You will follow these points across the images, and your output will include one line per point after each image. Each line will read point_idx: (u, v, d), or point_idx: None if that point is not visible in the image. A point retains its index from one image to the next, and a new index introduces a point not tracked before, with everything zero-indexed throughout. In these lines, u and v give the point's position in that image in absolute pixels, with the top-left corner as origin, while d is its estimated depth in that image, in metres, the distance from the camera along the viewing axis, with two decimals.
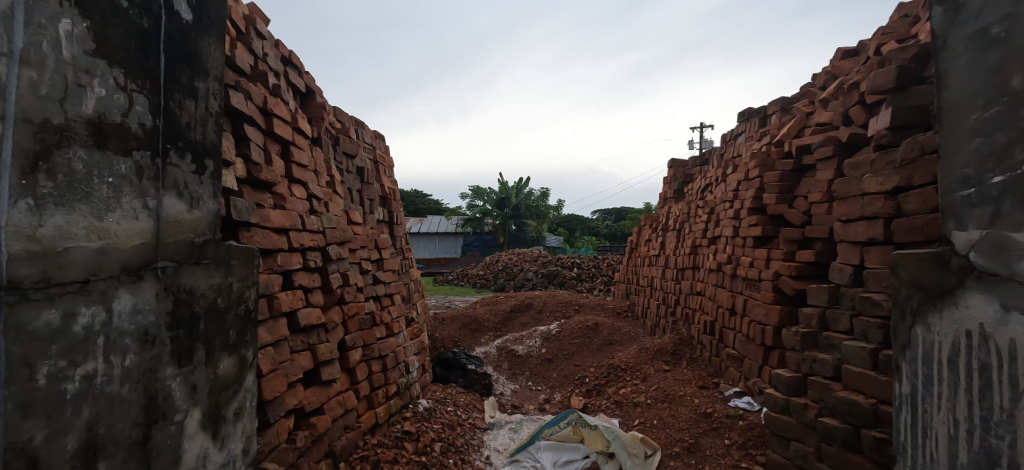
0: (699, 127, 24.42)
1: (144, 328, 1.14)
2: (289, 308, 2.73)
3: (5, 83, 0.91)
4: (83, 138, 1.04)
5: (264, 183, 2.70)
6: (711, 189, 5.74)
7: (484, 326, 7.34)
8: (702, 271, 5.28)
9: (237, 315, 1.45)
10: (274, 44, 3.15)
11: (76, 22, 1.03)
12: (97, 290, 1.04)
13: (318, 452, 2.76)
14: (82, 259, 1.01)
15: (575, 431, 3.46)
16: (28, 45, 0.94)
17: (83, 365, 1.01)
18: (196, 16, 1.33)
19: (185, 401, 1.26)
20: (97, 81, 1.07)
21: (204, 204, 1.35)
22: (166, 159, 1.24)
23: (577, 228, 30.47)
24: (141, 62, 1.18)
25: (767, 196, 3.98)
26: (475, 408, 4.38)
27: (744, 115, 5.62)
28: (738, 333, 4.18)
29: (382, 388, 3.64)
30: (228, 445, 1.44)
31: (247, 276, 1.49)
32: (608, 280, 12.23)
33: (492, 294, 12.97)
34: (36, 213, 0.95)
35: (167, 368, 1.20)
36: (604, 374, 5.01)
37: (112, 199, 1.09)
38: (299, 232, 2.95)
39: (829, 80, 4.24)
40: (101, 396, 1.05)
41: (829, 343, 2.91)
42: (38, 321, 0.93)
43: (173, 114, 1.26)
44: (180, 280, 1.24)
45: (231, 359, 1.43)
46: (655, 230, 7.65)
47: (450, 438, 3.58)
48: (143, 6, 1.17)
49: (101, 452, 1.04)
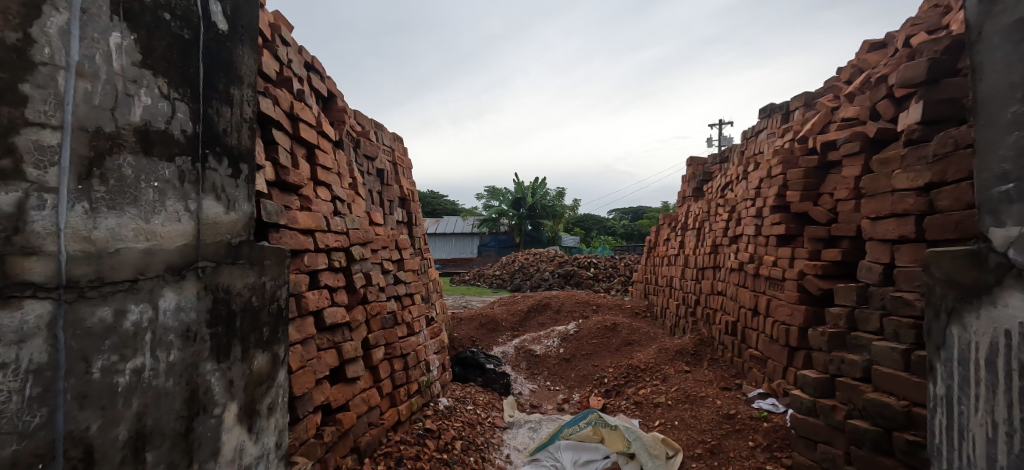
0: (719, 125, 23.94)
1: (186, 325, 1.19)
2: (315, 307, 2.79)
3: (62, 93, 0.97)
4: (131, 144, 1.09)
5: (291, 186, 2.78)
6: (732, 187, 5.66)
7: (502, 325, 7.37)
8: (723, 271, 5.21)
9: (270, 313, 1.50)
10: (298, 51, 3.24)
11: (125, 35, 1.08)
12: (145, 289, 1.09)
13: (344, 448, 2.83)
14: (131, 260, 1.07)
15: (595, 431, 3.46)
16: (83, 58, 1.00)
17: (133, 360, 1.06)
18: (231, 26, 1.39)
19: (224, 395, 1.32)
20: (144, 90, 1.12)
21: (240, 206, 1.40)
22: (205, 164, 1.29)
23: (594, 228, 30.30)
24: (182, 72, 1.23)
25: (790, 194, 3.91)
26: (494, 407, 4.41)
27: (766, 111, 5.52)
28: (761, 334, 4.11)
29: (405, 386, 3.70)
30: (262, 439, 1.49)
31: (279, 276, 1.54)
32: (625, 280, 12.16)
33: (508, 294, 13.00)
34: (91, 216, 1.01)
35: (207, 364, 1.26)
36: (623, 374, 4.99)
37: (157, 202, 1.14)
38: (325, 233, 3.03)
39: (855, 74, 4.14)
40: (149, 389, 1.10)
41: (858, 343, 2.85)
42: (93, 318, 0.99)
43: (211, 121, 1.31)
44: (218, 279, 1.29)
45: (265, 356, 1.48)
46: (673, 230, 7.57)
47: (470, 437, 3.62)
48: (184, 18, 1.23)
49: (148, 442, 1.10)
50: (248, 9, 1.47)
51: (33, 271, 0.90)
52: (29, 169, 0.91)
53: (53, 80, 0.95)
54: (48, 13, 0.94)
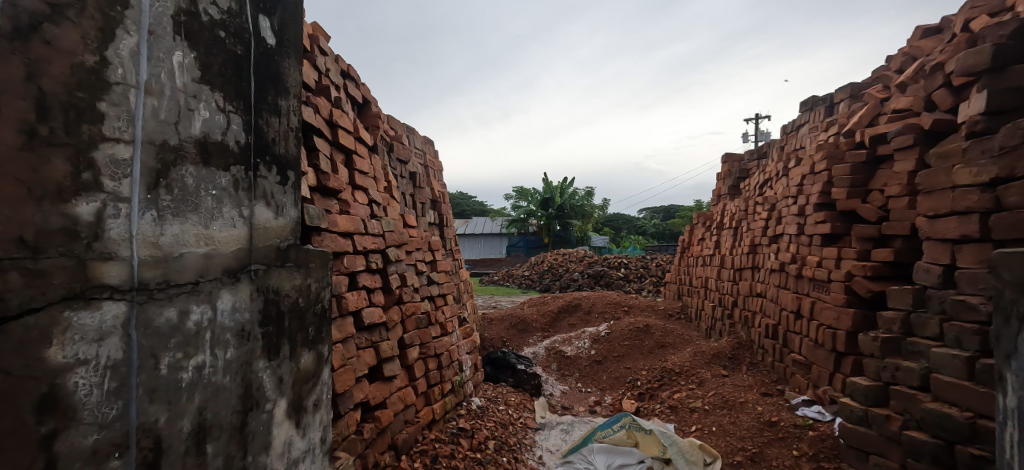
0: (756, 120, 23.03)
1: (241, 325, 1.26)
2: (354, 307, 2.88)
3: (132, 109, 1.03)
4: (192, 156, 1.15)
5: (331, 191, 2.87)
6: (771, 184, 5.47)
7: (532, 326, 7.38)
8: (762, 271, 5.04)
9: (315, 313, 1.58)
10: (335, 60, 3.35)
11: (186, 54, 1.15)
12: (205, 291, 1.16)
13: (382, 444, 2.90)
14: (193, 263, 1.13)
15: (629, 435, 3.39)
16: (150, 76, 1.06)
17: (195, 357, 1.13)
18: (278, 40, 1.47)
19: (274, 391, 1.39)
20: (202, 104, 1.19)
21: (287, 212, 1.47)
22: (257, 172, 1.37)
23: (625, 228, 29.84)
24: (236, 85, 1.30)
25: (836, 191, 3.74)
26: (526, 407, 4.42)
27: (808, 104, 5.31)
28: (805, 338, 3.95)
29: (438, 385, 3.76)
30: (309, 434, 1.56)
31: (323, 277, 1.62)
32: (657, 281, 11.94)
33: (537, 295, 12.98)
34: (159, 223, 1.06)
35: (259, 361, 1.33)
36: (657, 377, 4.89)
37: (215, 209, 1.21)
38: (362, 235, 3.12)
39: (907, 61, 3.93)
40: (208, 385, 1.16)
41: (915, 349, 2.72)
42: (161, 318, 1.05)
43: (262, 131, 1.39)
44: (269, 281, 1.36)
45: (310, 354, 1.55)
46: (708, 229, 7.38)
47: (503, 437, 3.64)
48: (237, 35, 1.30)
49: (209, 435, 1.16)
50: (294, 25, 1.55)
51: (110, 275, 0.96)
52: (106, 181, 0.97)
53: (125, 98, 1.01)
54: (121, 36, 1.00)
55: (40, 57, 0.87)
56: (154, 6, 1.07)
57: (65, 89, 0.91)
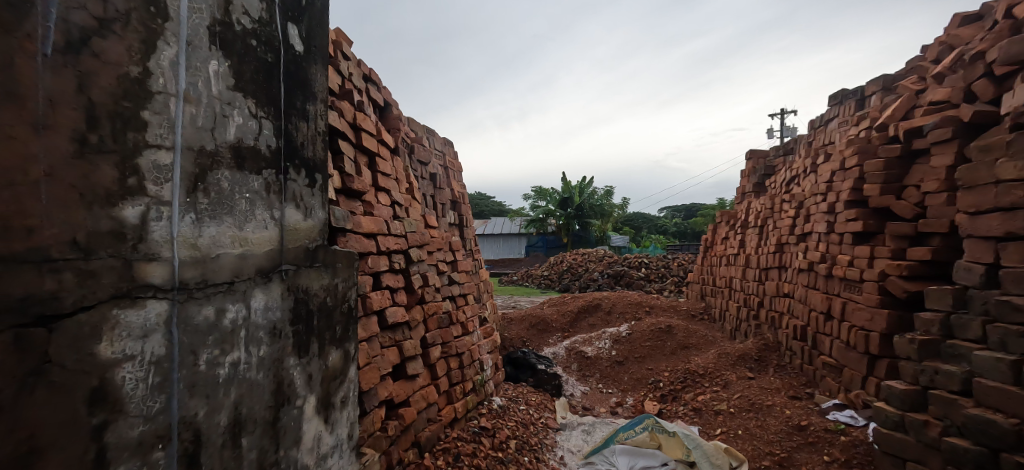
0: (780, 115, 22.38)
1: (273, 323, 1.31)
2: (378, 307, 2.94)
3: (173, 116, 1.06)
4: (227, 161, 1.20)
5: (355, 192, 2.94)
6: (799, 181, 5.33)
7: (552, 326, 7.37)
8: (790, 271, 4.92)
9: (342, 312, 1.63)
10: (357, 64, 3.42)
11: (220, 63, 1.20)
12: (239, 290, 1.20)
13: (406, 442, 2.95)
14: (229, 264, 1.17)
15: (651, 437, 3.36)
16: (189, 85, 1.10)
17: (231, 354, 1.17)
18: (306, 48, 1.52)
19: (304, 387, 1.43)
20: (236, 111, 1.24)
21: (315, 214, 1.52)
22: (287, 176, 1.42)
23: (646, 227, 29.45)
24: (267, 92, 1.35)
25: (869, 188, 3.63)
26: (546, 408, 4.42)
27: (837, 98, 5.16)
28: (835, 340, 3.84)
29: (460, 384, 3.80)
30: (337, 430, 1.61)
31: (349, 277, 1.67)
32: (679, 281, 11.77)
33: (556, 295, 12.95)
34: (197, 225, 1.10)
35: (290, 358, 1.37)
36: (680, 378, 4.83)
37: (249, 211, 1.25)
38: (385, 236, 3.17)
39: (944, 51, 3.79)
40: (243, 380, 1.21)
41: (956, 353, 2.62)
42: (200, 317, 1.09)
43: (291, 135, 1.44)
44: (299, 281, 1.41)
45: (338, 352, 1.60)
46: (732, 228, 7.24)
47: (524, 437, 3.66)
48: (267, 43, 1.35)
49: (243, 429, 1.21)
50: (320, 33, 1.61)
51: (154, 275, 0.99)
52: (149, 185, 1.00)
53: (166, 106, 1.05)
54: (162, 46, 1.04)
55: (91, 69, 0.90)
56: (191, 17, 1.11)
57: (112, 99, 0.94)
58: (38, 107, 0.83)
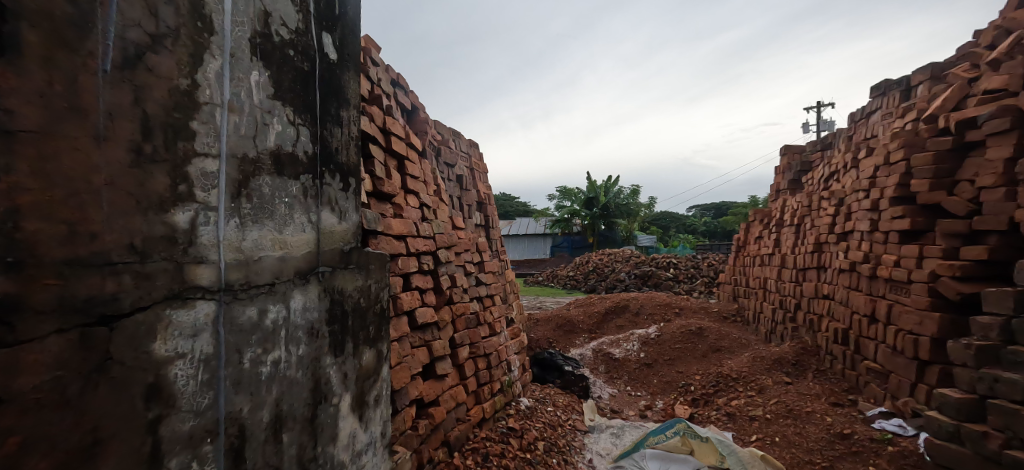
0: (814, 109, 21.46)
1: (311, 323, 1.35)
2: (409, 307, 2.99)
3: (219, 125, 1.11)
4: (268, 167, 1.24)
5: (386, 195, 3.00)
6: (838, 178, 5.13)
7: (579, 327, 7.32)
8: (829, 272, 4.73)
9: (374, 312, 1.68)
10: (385, 69, 3.49)
11: (261, 73, 1.25)
12: (280, 291, 1.25)
13: (436, 441, 2.99)
14: (270, 266, 1.22)
15: (683, 442, 3.27)
16: (232, 95, 1.15)
17: (273, 352, 1.22)
18: (339, 56, 1.58)
19: (340, 386, 1.48)
20: (276, 119, 1.29)
21: (349, 217, 1.57)
22: (323, 180, 1.47)
23: (674, 226, 28.89)
24: (304, 100, 1.40)
25: (917, 183, 3.46)
26: (574, 409, 4.39)
27: (879, 89, 4.94)
28: (881, 344, 3.68)
29: (488, 385, 3.82)
30: (370, 427, 1.65)
31: (381, 279, 1.72)
32: (709, 282, 11.49)
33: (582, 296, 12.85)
34: (241, 229, 1.15)
35: (327, 357, 1.42)
36: (712, 382, 4.72)
37: (288, 215, 1.30)
38: (414, 238, 3.22)
39: (1000, 36, 3.58)
40: (284, 378, 1.26)
41: (1017, 359, 2.47)
42: (244, 317, 1.13)
43: (327, 141, 1.49)
44: (335, 282, 1.46)
45: (371, 352, 1.65)
46: (766, 227, 7.03)
47: (552, 438, 3.65)
48: (304, 53, 1.40)
49: (284, 425, 1.25)
50: (352, 42, 1.66)
51: (202, 276, 1.04)
52: (198, 192, 1.04)
53: (212, 116, 1.09)
54: (208, 59, 1.09)
55: (145, 82, 0.94)
56: (234, 31, 1.16)
57: (164, 110, 0.97)
58: (99, 120, 0.86)
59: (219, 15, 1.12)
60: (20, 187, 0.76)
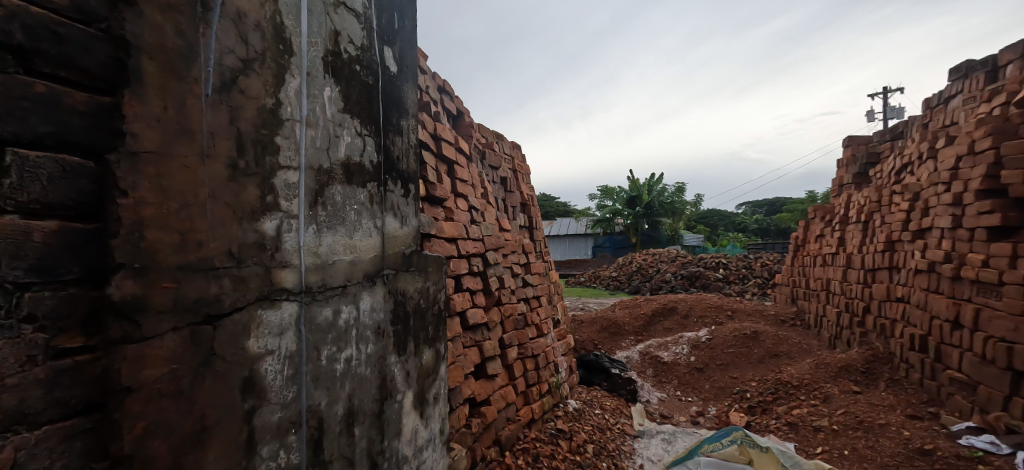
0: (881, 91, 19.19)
1: (377, 324, 1.43)
2: (460, 308, 3.07)
3: (298, 139, 1.19)
4: (340, 176, 1.33)
5: (437, 199, 3.08)
6: (913, 171, 4.75)
7: (625, 329, 7.17)
8: (903, 273, 4.39)
9: (433, 313, 1.74)
10: (432, 77, 3.59)
11: (333, 89, 1.33)
12: (351, 293, 1.33)
13: (488, 439, 3.04)
14: (342, 269, 1.30)
15: (741, 451, 3.07)
16: (309, 111, 1.24)
17: (345, 350, 1.30)
18: (399, 68, 1.65)
19: (403, 383, 1.55)
20: (346, 131, 1.37)
21: (409, 221, 1.64)
22: (387, 187, 1.54)
23: (724, 225, 27.70)
24: (369, 112, 1.48)
25: (1007, 175, 3.16)
26: (623, 413, 4.32)
27: (959, 72, 4.55)
28: (966, 352, 3.38)
29: (536, 386, 3.84)
30: (430, 424, 1.71)
31: (438, 281, 1.78)
32: (763, 283, 10.94)
33: (626, 297, 12.57)
34: (317, 234, 1.23)
35: (392, 356, 1.49)
36: (771, 389, 4.50)
37: (357, 222, 1.38)
38: (464, 240, 3.29)
39: None
40: (355, 375, 1.33)
41: None
42: (321, 317, 1.22)
43: (390, 150, 1.57)
44: (398, 284, 1.53)
45: (430, 352, 1.72)
46: (828, 224, 6.62)
47: (601, 442, 3.62)
48: (368, 67, 1.48)
49: (356, 419, 1.33)
50: (410, 54, 1.74)
51: (287, 279, 1.13)
52: (282, 202, 1.13)
53: (293, 132, 1.18)
54: (288, 79, 1.17)
55: (238, 104, 1.03)
56: (309, 51, 1.25)
57: (254, 128, 1.07)
58: (203, 139, 0.96)
59: (298, 37, 1.21)
60: (143, 201, 0.85)
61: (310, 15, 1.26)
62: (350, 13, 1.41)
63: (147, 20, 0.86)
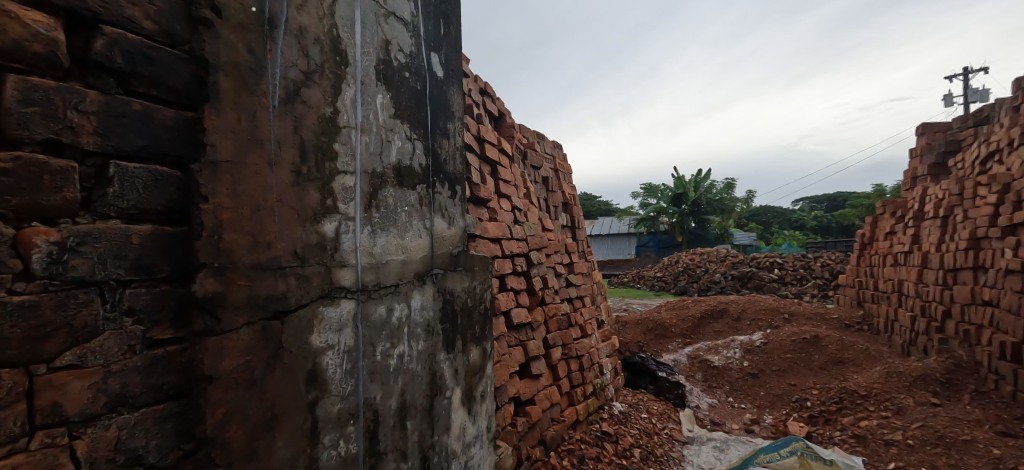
0: (968, 70, 16.98)
1: (427, 321, 1.48)
2: (505, 308, 3.10)
3: (354, 145, 1.26)
4: (392, 179, 1.38)
5: (482, 200, 3.13)
6: (1002, 159, 4.34)
7: (672, 331, 6.97)
8: (991, 274, 4.01)
9: (480, 312, 1.78)
10: (474, 79, 3.64)
11: (385, 96, 1.39)
12: (402, 292, 1.38)
13: (533, 439, 3.05)
14: (395, 269, 1.36)
15: (802, 462, 2.89)
16: (364, 117, 1.30)
17: (398, 346, 1.35)
18: (445, 73, 1.70)
19: (452, 380, 1.59)
20: (397, 136, 1.43)
21: (457, 222, 1.68)
22: (435, 189, 1.59)
23: (778, 223, 26.33)
24: (418, 116, 1.53)
25: None
26: (671, 418, 4.21)
27: None
28: None
29: (581, 387, 3.82)
30: (477, 421, 1.75)
31: (484, 280, 1.82)
32: (823, 284, 10.31)
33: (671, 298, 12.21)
34: (372, 235, 1.29)
35: (441, 353, 1.54)
36: (834, 399, 4.24)
37: (407, 223, 1.44)
38: (508, 241, 3.33)
39: None
40: (408, 370, 1.39)
41: None
42: (376, 314, 1.27)
43: (437, 153, 1.62)
44: (446, 283, 1.58)
45: (478, 350, 1.75)
46: (899, 220, 6.16)
47: (649, 446, 3.54)
48: (416, 73, 1.54)
49: (408, 412, 1.38)
50: (456, 59, 1.78)
51: (345, 278, 1.19)
52: (340, 204, 1.20)
53: (349, 138, 1.24)
54: (345, 88, 1.24)
55: (301, 114, 1.10)
56: (363, 60, 1.31)
57: (315, 136, 1.13)
58: (271, 148, 1.03)
59: (352, 49, 1.27)
60: (221, 206, 0.93)
61: (363, 26, 1.32)
62: (399, 22, 1.47)
63: (223, 40, 0.94)
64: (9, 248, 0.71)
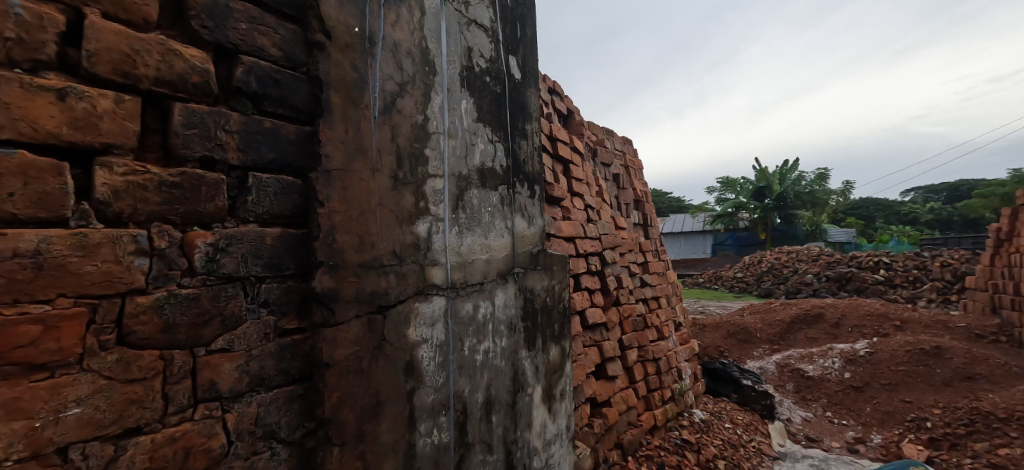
0: None
1: (510, 319, 1.52)
2: (580, 307, 3.09)
3: (442, 149, 1.33)
4: (476, 181, 1.44)
5: (555, 199, 3.15)
6: None
7: (757, 335, 6.49)
8: None
9: (559, 311, 1.79)
10: (543, 78, 3.66)
11: (468, 101, 1.45)
12: (487, 290, 1.43)
13: (610, 441, 3.00)
14: (480, 267, 1.41)
15: None
16: (451, 123, 1.37)
17: (484, 342, 1.41)
18: (523, 75, 1.73)
19: (534, 377, 1.62)
20: (480, 139, 1.48)
21: (536, 222, 1.71)
22: (516, 190, 1.63)
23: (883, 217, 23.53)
24: (498, 119, 1.58)
25: None
26: (758, 430, 3.91)
27: None
28: None
29: (658, 391, 3.70)
30: (557, 419, 1.77)
31: (562, 279, 1.83)
32: (942, 287, 9.07)
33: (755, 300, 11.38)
34: (459, 235, 1.35)
35: (523, 351, 1.57)
36: (961, 421, 3.73)
37: (491, 223, 1.49)
38: (582, 240, 3.31)
39: None
40: (492, 366, 1.44)
41: None
42: (464, 310, 1.34)
43: (517, 155, 1.65)
44: (527, 282, 1.61)
45: (557, 349, 1.77)
46: None
47: (735, 458, 3.35)
48: (496, 77, 1.59)
49: (493, 406, 1.43)
50: (533, 61, 1.81)
51: (436, 276, 1.26)
52: (431, 207, 1.27)
53: (438, 144, 1.31)
54: (433, 96, 1.31)
55: (397, 123, 1.19)
56: (449, 68, 1.38)
57: (409, 142, 1.21)
58: (373, 156, 1.12)
59: (439, 58, 1.34)
60: (334, 210, 1.03)
61: (449, 36, 1.39)
62: (479, 30, 1.53)
63: (333, 60, 1.05)
64: (178, 248, 0.84)
